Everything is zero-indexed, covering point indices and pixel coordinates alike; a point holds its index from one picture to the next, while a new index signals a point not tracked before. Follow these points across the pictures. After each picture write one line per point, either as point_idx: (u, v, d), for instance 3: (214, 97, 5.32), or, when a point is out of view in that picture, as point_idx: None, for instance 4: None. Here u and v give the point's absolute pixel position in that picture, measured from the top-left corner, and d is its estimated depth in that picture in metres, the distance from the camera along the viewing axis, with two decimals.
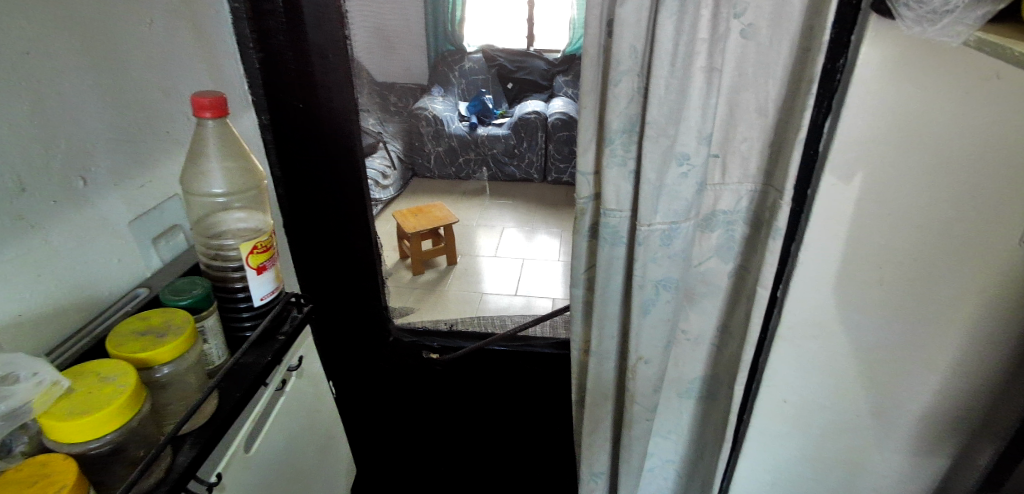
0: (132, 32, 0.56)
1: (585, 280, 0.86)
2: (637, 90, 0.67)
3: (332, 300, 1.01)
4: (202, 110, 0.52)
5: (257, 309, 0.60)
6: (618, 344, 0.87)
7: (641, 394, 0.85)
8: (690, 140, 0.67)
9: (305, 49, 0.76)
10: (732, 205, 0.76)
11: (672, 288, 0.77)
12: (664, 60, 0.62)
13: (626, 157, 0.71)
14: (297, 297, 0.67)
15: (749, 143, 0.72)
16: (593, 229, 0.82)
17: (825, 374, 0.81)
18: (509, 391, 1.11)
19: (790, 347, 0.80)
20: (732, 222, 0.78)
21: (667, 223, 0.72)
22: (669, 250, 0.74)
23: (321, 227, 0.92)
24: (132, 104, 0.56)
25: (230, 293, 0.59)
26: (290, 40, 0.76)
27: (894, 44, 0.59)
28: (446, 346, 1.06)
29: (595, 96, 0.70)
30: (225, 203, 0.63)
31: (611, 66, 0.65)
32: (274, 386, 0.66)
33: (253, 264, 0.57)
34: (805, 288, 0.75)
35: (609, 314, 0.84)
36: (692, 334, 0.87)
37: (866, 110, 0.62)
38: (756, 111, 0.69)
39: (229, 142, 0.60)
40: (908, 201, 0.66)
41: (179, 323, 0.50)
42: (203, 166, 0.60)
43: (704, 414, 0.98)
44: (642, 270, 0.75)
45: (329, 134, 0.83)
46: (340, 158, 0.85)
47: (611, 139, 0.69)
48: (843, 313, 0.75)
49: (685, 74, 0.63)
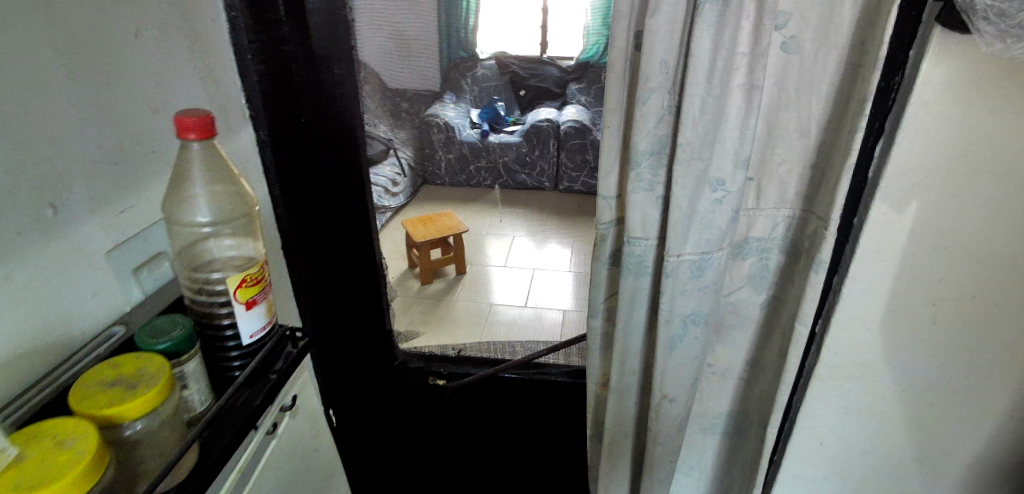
0: (119, 42, 0.51)
1: (605, 310, 0.81)
2: (667, 108, 0.61)
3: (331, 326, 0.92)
4: (187, 130, 0.46)
5: (246, 347, 0.55)
6: (640, 378, 0.81)
7: (665, 436, 0.78)
8: (726, 163, 0.61)
9: (320, 56, 0.72)
10: (767, 231, 0.70)
11: (702, 323, 0.70)
12: (699, 76, 0.56)
13: (654, 182, 0.65)
14: (291, 330, 0.62)
15: (787, 165, 0.65)
16: (614, 256, 0.77)
17: (868, 418, 0.74)
18: (519, 419, 1.04)
19: (830, 389, 0.72)
20: (767, 249, 0.71)
21: (698, 254, 0.66)
22: (700, 282, 0.67)
23: (327, 250, 0.85)
24: (116, 124, 0.51)
25: (217, 330, 0.53)
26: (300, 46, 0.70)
27: (960, 62, 0.52)
28: (453, 372, 1.00)
29: (620, 114, 0.64)
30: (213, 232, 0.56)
31: (639, 83, 0.60)
32: (263, 431, 0.59)
33: (242, 299, 0.52)
34: (848, 326, 0.67)
35: (631, 349, 0.77)
36: (718, 368, 0.81)
37: (927, 133, 0.56)
38: (795, 131, 0.63)
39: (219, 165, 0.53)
40: (968, 233, 0.59)
41: (152, 373, 0.44)
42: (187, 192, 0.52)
43: (730, 453, 0.90)
44: (669, 304, 0.68)
45: (343, 149, 0.79)
46: (353, 174, 0.81)
47: (637, 162, 0.63)
48: (891, 355, 0.68)
49: (722, 91, 0.57)
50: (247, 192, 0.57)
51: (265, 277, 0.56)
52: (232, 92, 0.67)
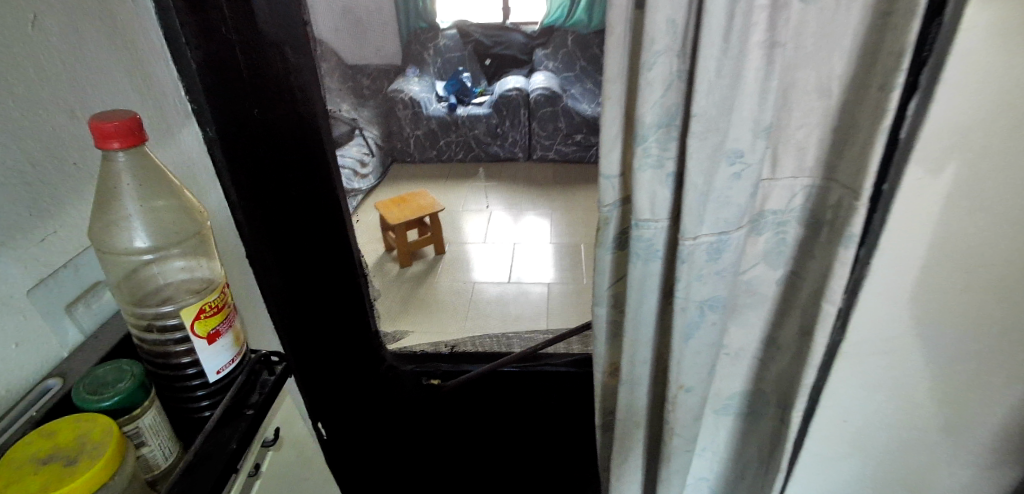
0: (23, 28, 0.41)
1: (609, 298, 0.75)
2: (677, 74, 0.54)
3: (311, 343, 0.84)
4: (107, 140, 0.37)
5: (213, 385, 0.47)
6: (651, 367, 0.76)
7: (682, 427, 0.73)
8: (744, 133, 0.55)
9: (276, 40, 0.61)
10: (784, 203, 0.64)
11: (720, 307, 0.65)
12: (716, 34, 0.49)
13: (663, 158, 0.58)
14: (265, 355, 0.55)
15: (806, 130, 0.59)
16: (618, 240, 0.70)
17: (892, 392, 0.70)
18: (521, 413, 0.99)
19: (854, 366, 0.68)
20: (784, 223, 0.65)
21: (714, 235, 0.59)
22: (717, 265, 0.61)
23: (302, 261, 0.77)
24: (23, 132, 0.41)
25: (177, 370, 0.46)
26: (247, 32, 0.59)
27: (1007, 4, 0.46)
28: (448, 371, 0.96)
29: (621, 84, 0.57)
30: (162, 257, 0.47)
31: (643, 47, 0.52)
32: (246, 473, 0.51)
33: (201, 332, 0.44)
34: (875, 301, 0.63)
35: (641, 338, 0.72)
36: (732, 349, 0.76)
37: (968, 87, 0.50)
38: (816, 92, 0.56)
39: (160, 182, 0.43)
40: (1007, 194, 0.54)
41: (97, 439, 0.36)
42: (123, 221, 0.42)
43: (744, 433, 0.86)
44: (685, 291, 0.63)
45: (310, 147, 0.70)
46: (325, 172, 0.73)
47: (644, 136, 0.56)
48: (920, 328, 0.64)
49: (741, 51, 0.50)
50: (194, 205, 0.47)
51: (228, 302, 0.47)
52: (162, 82, 0.57)
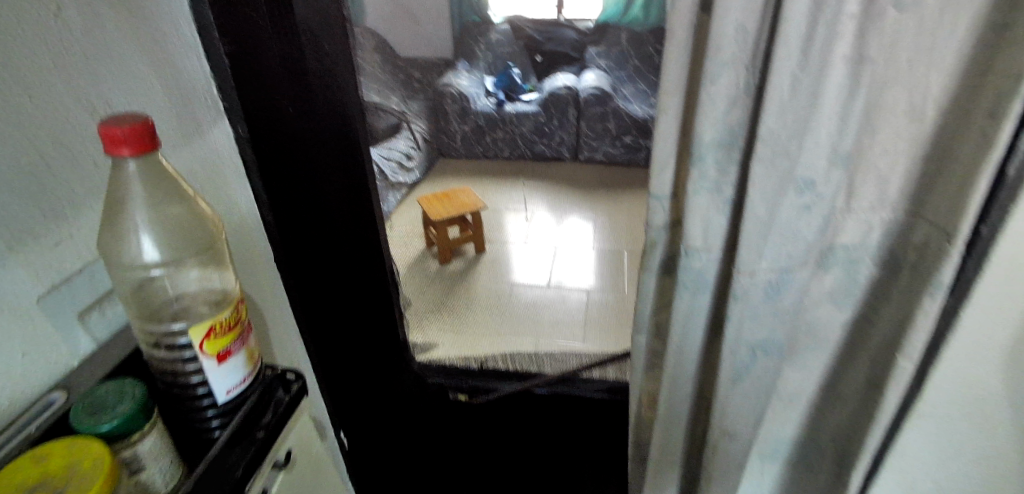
0: (47, 22, 0.39)
1: (651, 325, 0.69)
2: (744, 88, 0.48)
3: (334, 349, 0.81)
4: (117, 146, 0.34)
5: (224, 404, 0.45)
6: (692, 403, 0.70)
7: (723, 472, 0.67)
8: (819, 160, 0.48)
9: (313, 30, 0.59)
10: (858, 238, 0.56)
11: (775, 348, 0.58)
12: (793, 46, 0.42)
13: (722, 181, 0.52)
14: (280, 371, 0.52)
15: (892, 158, 0.51)
16: (665, 265, 0.64)
17: (972, 458, 0.61)
18: (549, 438, 0.97)
19: (928, 425, 0.60)
20: (857, 259, 0.58)
21: (775, 271, 0.53)
22: (776, 304, 0.55)
23: (330, 262, 0.75)
24: (39, 131, 0.39)
25: (186, 389, 0.43)
26: (285, 21, 0.57)
27: None
28: (476, 387, 0.95)
29: (679, 97, 0.51)
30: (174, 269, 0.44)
31: (707, 57, 0.46)
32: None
33: (210, 352, 0.42)
34: (961, 356, 0.55)
35: (683, 373, 0.66)
36: (786, 391, 0.69)
37: None
38: (907, 114, 0.49)
39: (167, 189, 0.40)
40: None
41: (87, 470, 0.34)
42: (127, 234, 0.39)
43: (792, 481, 0.79)
44: (735, 330, 0.56)
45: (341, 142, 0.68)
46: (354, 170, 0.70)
47: (701, 157, 0.51)
48: (1013, 391, 0.55)
49: (821, 66, 0.44)
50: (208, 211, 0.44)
51: (241, 319, 0.44)
52: (193, 80, 0.55)
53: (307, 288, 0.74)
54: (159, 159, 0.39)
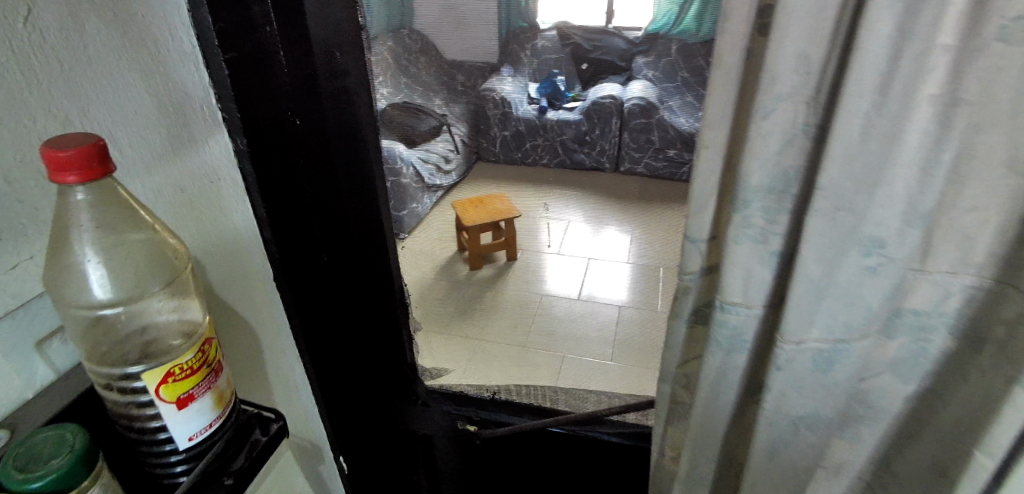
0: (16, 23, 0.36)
1: (677, 376, 0.62)
2: (803, 125, 0.40)
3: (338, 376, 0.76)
4: (62, 172, 0.31)
5: (186, 453, 0.40)
6: (718, 467, 0.62)
7: None
8: (891, 215, 0.40)
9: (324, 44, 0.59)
10: (931, 303, 0.49)
11: (822, 424, 0.50)
12: (866, 79, 0.35)
13: (769, 231, 0.45)
14: (260, 412, 0.47)
15: (981, 215, 0.42)
16: (699, 312, 0.57)
17: None
18: (564, 471, 0.90)
19: None
20: (928, 327, 0.50)
21: (827, 340, 0.45)
22: (826, 377, 0.47)
23: (333, 279, 0.71)
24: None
25: (143, 434, 0.39)
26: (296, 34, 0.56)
27: None
28: (486, 418, 0.88)
29: (725, 130, 0.44)
30: (137, 304, 0.40)
31: (760, 87, 0.39)
32: None
33: (169, 397, 0.38)
34: None
35: (711, 435, 0.58)
36: (831, 464, 0.60)
37: None
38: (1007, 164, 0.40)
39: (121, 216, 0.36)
40: None
41: None
42: (81, 274, 0.36)
43: None
44: (775, 401, 0.49)
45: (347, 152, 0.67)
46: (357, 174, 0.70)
47: (745, 202, 0.43)
48: None
49: (902, 104, 0.36)
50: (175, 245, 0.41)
51: (209, 362, 0.40)
52: (183, 82, 0.51)
53: (311, 312, 0.69)
54: (114, 184, 0.35)
